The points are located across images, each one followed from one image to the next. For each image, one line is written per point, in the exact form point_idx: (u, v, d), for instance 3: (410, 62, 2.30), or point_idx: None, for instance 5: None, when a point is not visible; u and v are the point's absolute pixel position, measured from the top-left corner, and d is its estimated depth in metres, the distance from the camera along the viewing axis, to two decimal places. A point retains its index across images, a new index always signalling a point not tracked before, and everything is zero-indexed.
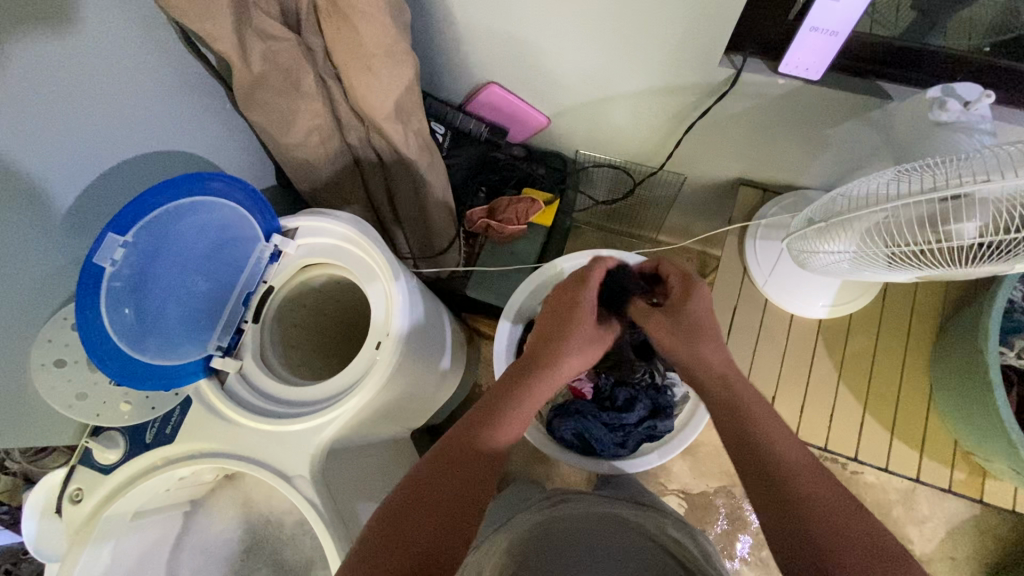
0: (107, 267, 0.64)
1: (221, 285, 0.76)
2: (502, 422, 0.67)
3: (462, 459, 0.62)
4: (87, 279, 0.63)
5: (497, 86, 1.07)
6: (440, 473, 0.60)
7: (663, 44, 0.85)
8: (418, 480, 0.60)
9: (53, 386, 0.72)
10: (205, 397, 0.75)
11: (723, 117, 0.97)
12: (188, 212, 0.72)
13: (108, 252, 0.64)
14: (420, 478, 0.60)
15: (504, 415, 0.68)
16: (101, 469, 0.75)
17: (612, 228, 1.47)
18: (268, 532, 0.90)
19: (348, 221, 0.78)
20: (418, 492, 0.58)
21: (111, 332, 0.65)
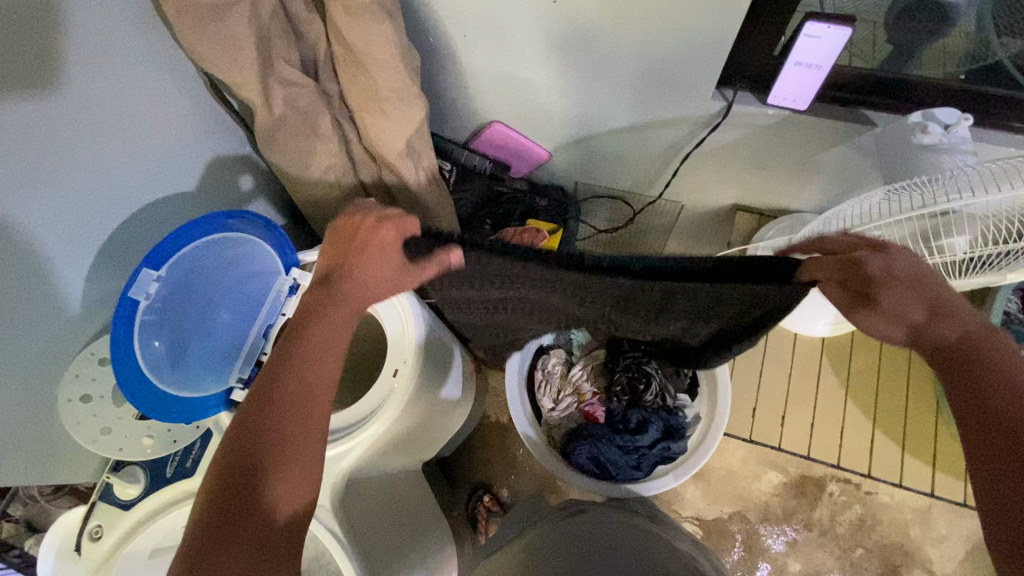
0: (141, 301, 0.68)
1: (243, 318, 0.77)
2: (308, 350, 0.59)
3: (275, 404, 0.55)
4: (123, 312, 0.67)
5: (500, 123, 1.13)
6: (254, 443, 0.53)
7: (656, 83, 0.92)
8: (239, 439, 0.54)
9: (78, 421, 0.71)
10: (224, 428, 0.77)
11: (717, 147, 1.02)
12: (214, 248, 0.75)
13: (143, 286, 0.68)
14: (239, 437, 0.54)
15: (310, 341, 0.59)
16: (121, 506, 0.75)
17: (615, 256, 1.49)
18: None
19: None
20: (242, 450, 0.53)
21: (142, 364, 0.68)
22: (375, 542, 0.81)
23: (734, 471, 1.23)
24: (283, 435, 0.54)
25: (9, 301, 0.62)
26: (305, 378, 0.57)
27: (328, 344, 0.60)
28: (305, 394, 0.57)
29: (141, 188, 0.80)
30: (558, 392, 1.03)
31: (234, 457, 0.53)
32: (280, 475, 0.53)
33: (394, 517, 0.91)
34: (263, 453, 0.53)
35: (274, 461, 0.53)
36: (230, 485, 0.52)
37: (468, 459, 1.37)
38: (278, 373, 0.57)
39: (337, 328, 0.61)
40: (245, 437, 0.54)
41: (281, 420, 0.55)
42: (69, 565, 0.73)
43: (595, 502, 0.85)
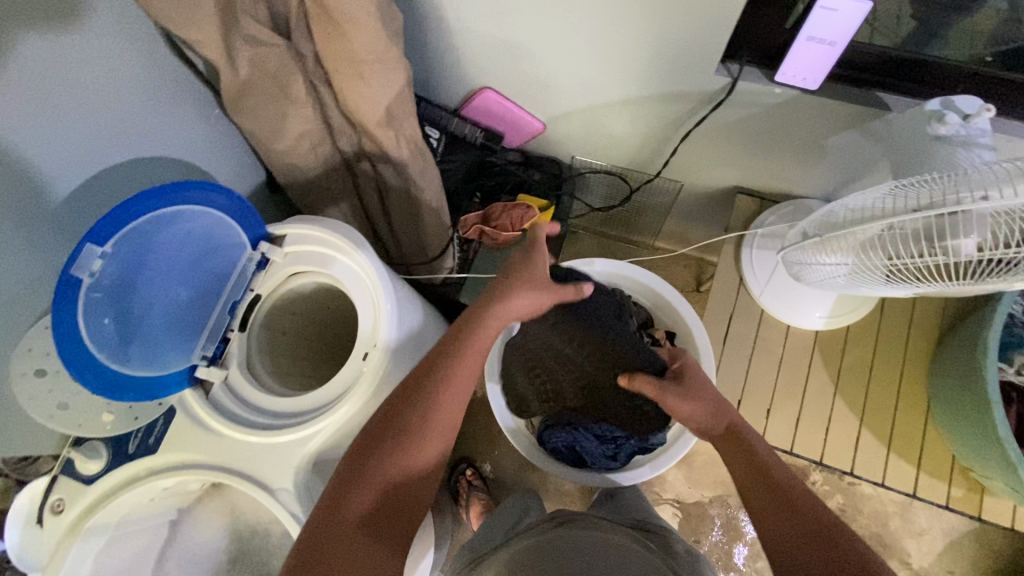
0: (85, 279, 0.62)
1: (206, 293, 0.76)
2: (443, 380, 0.69)
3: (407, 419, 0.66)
4: (64, 291, 0.61)
5: (491, 91, 1.07)
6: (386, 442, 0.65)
7: (661, 53, 0.84)
8: (366, 437, 0.65)
9: (34, 396, 0.69)
10: (188, 406, 0.75)
11: (721, 125, 0.95)
12: (170, 219, 0.70)
13: (86, 263, 0.62)
14: (367, 435, 0.65)
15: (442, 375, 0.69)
16: (83, 479, 0.74)
17: (610, 233, 1.43)
18: (254, 540, 0.89)
19: (336, 228, 0.79)
20: (370, 441, 0.65)
21: (89, 344, 0.64)
22: None
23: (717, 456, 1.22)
24: (414, 431, 0.66)
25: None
26: (431, 406, 0.67)
27: (456, 383, 0.70)
28: (435, 408, 0.67)
29: (102, 152, 0.73)
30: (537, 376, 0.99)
31: (364, 442, 0.65)
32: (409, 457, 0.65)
33: None
34: (389, 448, 0.64)
35: (406, 449, 0.65)
36: (364, 463, 0.63)
37: None
38: (406, 396, 0.68)
39: (462, 370, 0.71)
40: (377, 432, 0.66)
41: (404, 437, 0.64)
42: (33, 536, 0.73)
43: (583, 512, 0.76)
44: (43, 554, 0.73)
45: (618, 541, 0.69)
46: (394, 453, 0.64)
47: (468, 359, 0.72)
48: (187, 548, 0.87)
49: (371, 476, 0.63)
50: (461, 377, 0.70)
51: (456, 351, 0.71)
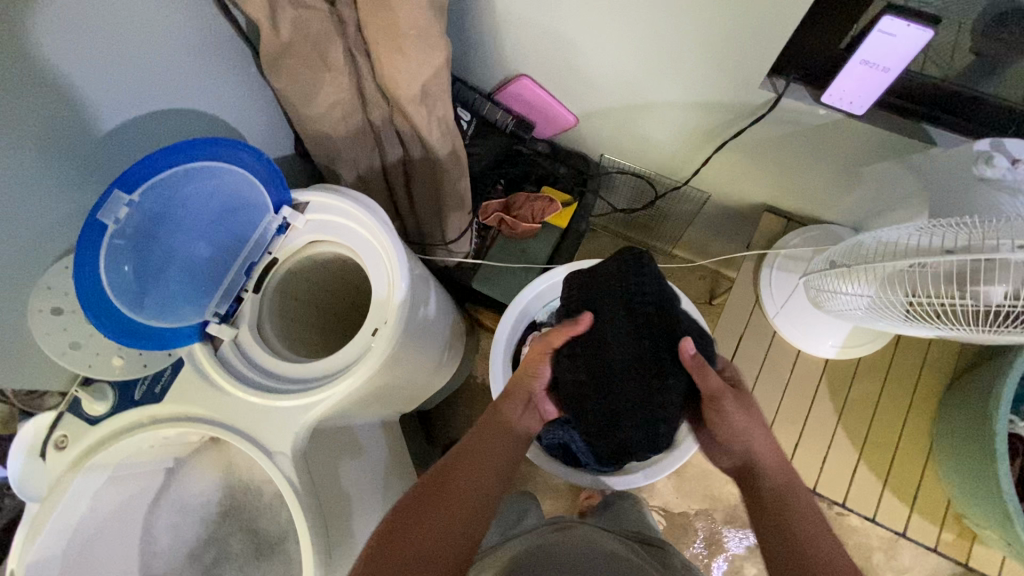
0: (110, 225, 0.63)
1: (225, 251, 0.76)
2: (475, 465, 0.70)
3: (439, 494, 0.66)
4: (89, 234, 0.62)
5: (527, 79, 1.05)
6: (417, 516, 0.64)
7: (708, 60, 0.83)
8: (401, 510, 0.65)
9: (49, 331, 0.69)
10: (197, 359, 0.76)
11: (757, 141, 0.94)
12: (197, 174, 0.71)
13: (112, 209, 0.63)
14: (402, 508, 0.66)
15: (474, 460, 0.71)
16: (88, 419, 0.75)
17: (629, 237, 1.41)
18: (247, 497, 0.92)
19: (358, 201, 0.78)
20: (403, 513, 0.65)
21: (108, 289, 0.65)
22: (332, 495, 0.79)
23: (709, 471, 1.22)
24: (444, 503, 0.66)
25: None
26: (462, 485, 0.68)
27: (486, 472, 0.70)
28: (464, 488, 0.68)
29: (139, 99, 0.73)
30: None
31: (398, 515, 0.65)
32: (438, 531, 0.63)
33: (368, 461, 0.93)
34: (418, 520, 0.64)
35: (437, 518, 0.64)
36: (393, 532, 0.63)
37: (447, 415, 1.37)
38: (442, 479, 0.69)
39: (494, 458, 0.72)
40: (410, 506, 0.65)
41: (431, 505, 0.65)
42: (35, 468, 0.75)
43: (582, 523, 0.77)
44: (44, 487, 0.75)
45: (615, 549, 0.72)
46: (426, 526, 0.63)
47: (497, 444, 0.74)
48: (182, 495, 0.91)
49: (399, 544, 0.61)
50: (490, 463, 0.71)
51: (488, 441, 0.74)
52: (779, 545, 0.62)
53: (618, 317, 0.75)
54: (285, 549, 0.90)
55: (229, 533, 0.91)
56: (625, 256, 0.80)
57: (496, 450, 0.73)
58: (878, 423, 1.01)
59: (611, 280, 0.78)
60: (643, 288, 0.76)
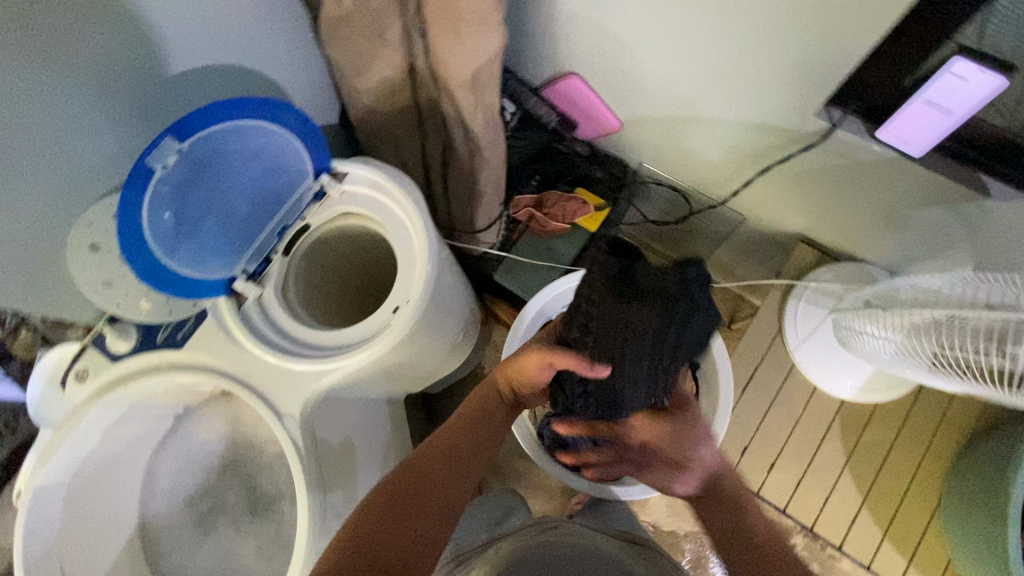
0: (157, 171, 0.66)
1: (260, 211, 0.78)
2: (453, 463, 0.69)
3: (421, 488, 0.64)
4: (137, 177, 0.66)
5: (577, 78, 1.05)
6: (402, 503, 0.62)
7: (765, 79, 0.81)
8: (382, 497, 0.62)
9: (84, 268, 0.72)
10: (220, 313, 0.77)
11: (803, 169, 0.92)
12: (245, 133, 0.72)
13: (161, 156, 0.66)
14: (382, 495, 0.63)
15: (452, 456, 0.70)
16: (110, 355, 0.77)
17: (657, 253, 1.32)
18: (250, 453, 0.94)
19: (395, 177, 0.79)
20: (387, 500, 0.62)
21: (147, 232, 0.68)
22: (334, 464, 0.80)
23: None
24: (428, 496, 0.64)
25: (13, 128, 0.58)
26: (441, 480, 0.67)
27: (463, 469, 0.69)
28: (444, 483, 0.67)
29: (198, 50, 0.74)
30: None
31: (379, 502, 0.62)
32: (419, 524, 0.61)
33: (370, 435, 0.94)
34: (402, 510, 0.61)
35: (422, 509, 0.62)
36: (381, 514, 0.60)
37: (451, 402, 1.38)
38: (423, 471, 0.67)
39: (470, 456, 0.72)
40: (395, 495, 0.63)
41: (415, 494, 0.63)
42: (54, 397, 0.76)
43: (569, 521, 0.76)
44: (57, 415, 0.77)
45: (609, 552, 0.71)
46: (409, 515, 0.61)
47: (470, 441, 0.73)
48: (188, 443, 0.93)
49: (386, 531, 0.58)
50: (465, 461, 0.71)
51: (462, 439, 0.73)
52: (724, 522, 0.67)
53: (646, 362, 0.56)
54: (278, 509, 0.92)
55: (227, 486, 0.93)
56: (679, 282, 0.51)
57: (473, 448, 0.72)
58: (886, 471, 0.99)
59: (656, 320, 0.51)
60: (687, 338, 0.54)
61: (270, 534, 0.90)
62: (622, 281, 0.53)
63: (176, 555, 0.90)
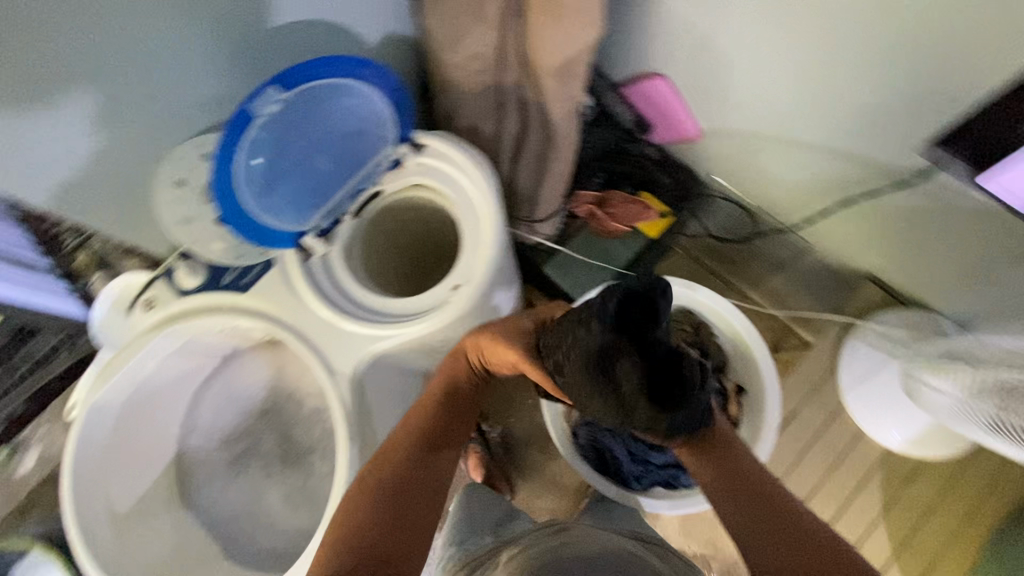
0: (258, 116, 0.70)
1: (341, 171, 0.79)
2: (434, 447, 0.70)
3: (406, 483, 0.66)
4: (240, 119, 0.69)
5: (664, 80, 1.03)
6: (388, 499, 0.63)
7: (866, 108, 0.78)
8: (366, 496, 0.64)
9: (168, 205, 0.74)
10: (287, 265, 0.78)
11: (887, 208, 0.88)
12: (340, 93, 0.75)
13: (264, 102, 0.70)
14: (366, 494, 0.64)
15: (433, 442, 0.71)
16: (176, 289, 0.79)
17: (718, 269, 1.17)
18: (289, 403, 0.97)
19: (472, 154, 0.80)
20: (370, 500, 0.63)
21: (238, 173, 0.71)
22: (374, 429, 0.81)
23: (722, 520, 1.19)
24: (412, 483, 0.66)
25: (126, 49, 0.60)
26: (425, 465, 0.68)
27: (444, 451, 0.71)
28: (427, 468, 0.68)
29: (307, 5, 0.74)
30: None
31: (364, 502, 0.63)
32: (407, 512, 0.63)
33: None
34: (386, 505, 0.63)
35: (405, 498, 0.64)
36: (369, 516, 0.61)
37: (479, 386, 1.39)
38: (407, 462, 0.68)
39: (450, 438, 0.73)
40: (380, 487, 0.64)
41: (400, 485, 0.65)
42: (117, 318, 0.81)
43: (579, 521, 0.67)
44: (119, 335, 0.82)
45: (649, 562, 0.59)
46: (397, 507, 0.63)
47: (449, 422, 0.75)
48: (232, 384, 0.96)
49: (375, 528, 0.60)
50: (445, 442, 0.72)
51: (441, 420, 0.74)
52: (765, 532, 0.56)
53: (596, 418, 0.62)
54: (309, 461, 0.94)
55: (263, 431, 0.96)
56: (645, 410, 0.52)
57: (450, 431, 0.74)
58: (923, 529, 0.95)
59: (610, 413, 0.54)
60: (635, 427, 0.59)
61: (298, 484, 0.93)
62: (603, 366, 0.54)
63: (207, 488, 0.93)
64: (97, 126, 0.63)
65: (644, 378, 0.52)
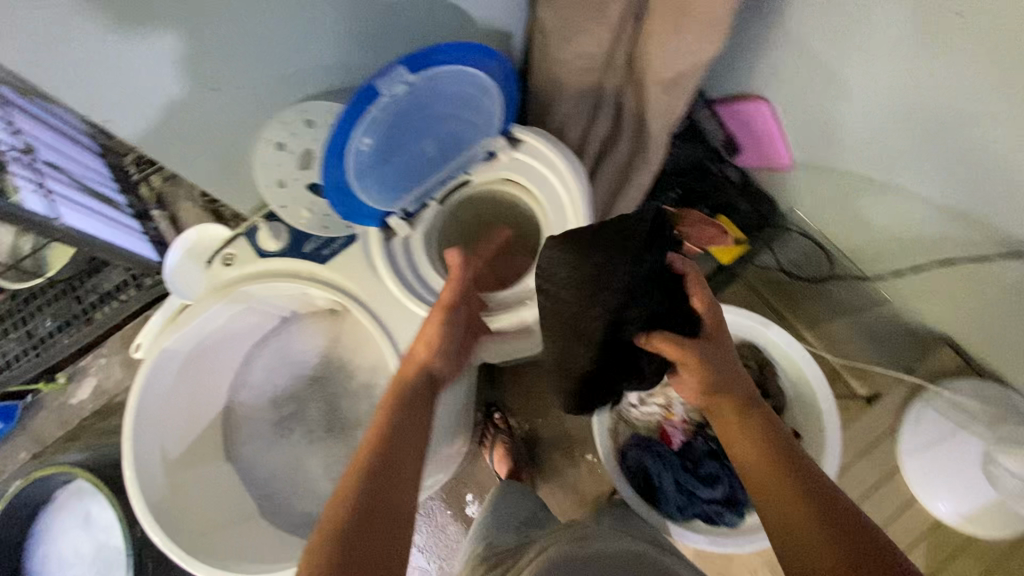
0: (381, 95, 0.65)
1: (439, 157, 0.77)
2: (404, 430, 0.64)
3: (381, 478, 0.58)
4: (360, 95, 0.64)
5: (765, 105, 0.99)
6: (367, 500, 0.56)
7: (994, 173, 0.74)
8: (342, 506, 0.55)
9: (266, 164, 0.72)
10: (369, 243, 0.78)
11: (990, 279, 0.84)
12: (458, 79, 0.70)
13: (389, 82, 0.64)
14: (341, 504, 0.55)
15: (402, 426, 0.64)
16: (257, 251, 0.78)
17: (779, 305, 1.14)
18: (339, 374, 0.97)
19: (570, 161, 0.79)
20: (346, 512, 0.54)
21: (348, 151, 0.67)
22: None
23: None
24: (389, 475, 0.59)
25: (265, 13, 0.59)
26: (399, 453, 0.61)
27: (413, 428, 0.65)
28: (403, 454, 0.61)
29: None
30: (647, 395, 0.92)
31: (343, 513, 0.55)
32: (382, 512, 0.56)
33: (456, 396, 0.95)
34: (363, 513, 0.55)
35: (379, 493, 0.57)
36: (351, 522, 0.54)
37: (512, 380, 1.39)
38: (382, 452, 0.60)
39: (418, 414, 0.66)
40: (352, 497, 0.56)
41: (375, 484, 0.57)
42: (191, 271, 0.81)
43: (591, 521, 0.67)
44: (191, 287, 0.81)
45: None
46: (377, 510, 0.55)
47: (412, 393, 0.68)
48: (288, 347, 0.96)
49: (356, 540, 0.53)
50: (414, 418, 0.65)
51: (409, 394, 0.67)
52: (764, 477, 0.56)
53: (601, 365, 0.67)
54: (352, 434, 0.95)
55: (310, 398, 0.96)
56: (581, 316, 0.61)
57: (419, 410, 0.67)
58: None
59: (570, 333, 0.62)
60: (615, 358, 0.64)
61: (340, 456, 0.94)
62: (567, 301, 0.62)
63: (251, 446, 0.94)
64: (223, 81, 0.63)
65: (601, 324, 0.60)
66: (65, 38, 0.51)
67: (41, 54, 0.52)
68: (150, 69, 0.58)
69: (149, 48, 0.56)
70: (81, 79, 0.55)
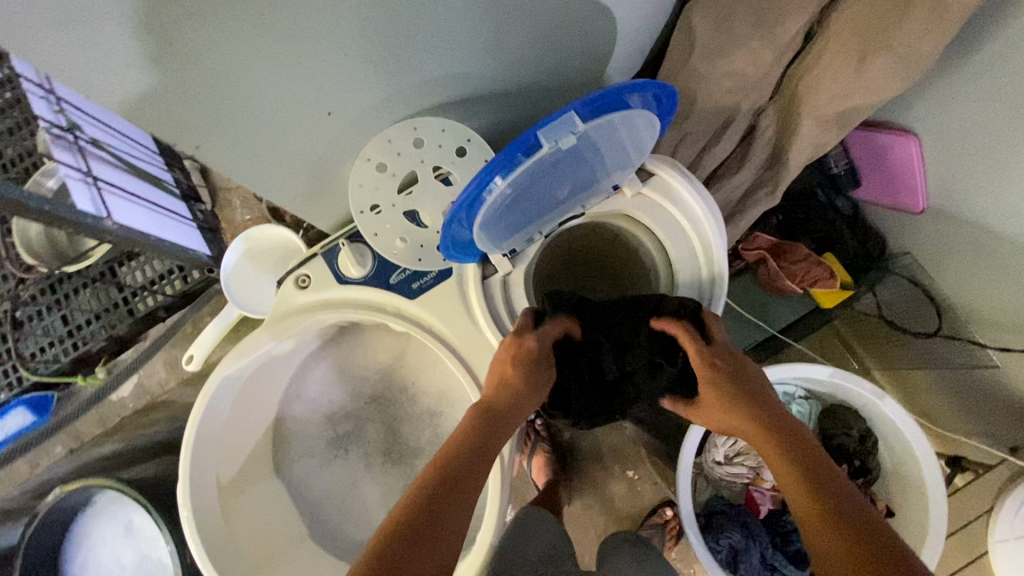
0: (544, 147, 0.51)
1: (567, 199, 0.64)
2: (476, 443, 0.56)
3: (442, 491, 0.50)
4: (523, 142, 0.50)
5: (916, 143, 0.87)
6: (420, 514, 0.48)
7: None
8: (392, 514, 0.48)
9: (361, 184, 0.63)
10: (464, 280, 0.68)
11: None
12: (629, 125, 0.56)
13: (559, 133, 0.50)
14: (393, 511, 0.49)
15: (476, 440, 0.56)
16: (336, 275, 0.68)
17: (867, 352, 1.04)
18: (402, 399, 0.88)
19: (713, 214, 0.68)
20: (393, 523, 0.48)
21: (487, 205, 0.54)
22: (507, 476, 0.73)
23: None
24: (445, 488, 0.51)
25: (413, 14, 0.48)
26: (466, 468, 0.53)
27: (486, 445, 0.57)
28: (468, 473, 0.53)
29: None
30: (736, 455, 0.85)
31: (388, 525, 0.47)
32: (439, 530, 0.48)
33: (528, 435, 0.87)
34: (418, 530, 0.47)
35: (435, 506, 0.49)
36: (394, 534, 0.46)
37: None
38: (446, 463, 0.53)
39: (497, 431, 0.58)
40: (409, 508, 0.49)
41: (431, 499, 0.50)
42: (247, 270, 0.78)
43: None
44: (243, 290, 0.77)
45: None
46: (424, 527, 0.47)
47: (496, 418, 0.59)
48: (351, 363, 0.88)
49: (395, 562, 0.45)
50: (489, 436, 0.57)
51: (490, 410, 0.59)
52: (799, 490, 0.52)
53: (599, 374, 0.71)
54: (413, 463, 0.87)
55: (371, 420, 0.89)
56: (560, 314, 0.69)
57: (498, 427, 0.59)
58: None
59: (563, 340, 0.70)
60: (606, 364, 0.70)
61: (398, 485, 0.86)
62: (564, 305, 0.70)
63: (301, 465, 0.86)
64: (347, 88, 0.52)
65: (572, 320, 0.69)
66: (173, 50, 0.41)
67: (141, 77, 0.41)
68: (262, 84, 0.47)
69: (262, 68, 0.46)
70: (181, 99, 0.45)
